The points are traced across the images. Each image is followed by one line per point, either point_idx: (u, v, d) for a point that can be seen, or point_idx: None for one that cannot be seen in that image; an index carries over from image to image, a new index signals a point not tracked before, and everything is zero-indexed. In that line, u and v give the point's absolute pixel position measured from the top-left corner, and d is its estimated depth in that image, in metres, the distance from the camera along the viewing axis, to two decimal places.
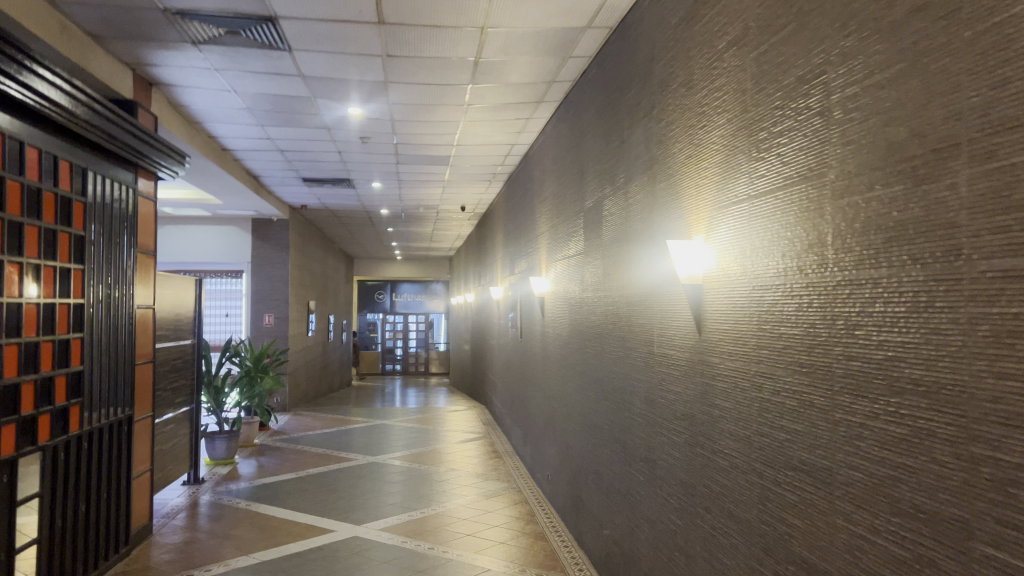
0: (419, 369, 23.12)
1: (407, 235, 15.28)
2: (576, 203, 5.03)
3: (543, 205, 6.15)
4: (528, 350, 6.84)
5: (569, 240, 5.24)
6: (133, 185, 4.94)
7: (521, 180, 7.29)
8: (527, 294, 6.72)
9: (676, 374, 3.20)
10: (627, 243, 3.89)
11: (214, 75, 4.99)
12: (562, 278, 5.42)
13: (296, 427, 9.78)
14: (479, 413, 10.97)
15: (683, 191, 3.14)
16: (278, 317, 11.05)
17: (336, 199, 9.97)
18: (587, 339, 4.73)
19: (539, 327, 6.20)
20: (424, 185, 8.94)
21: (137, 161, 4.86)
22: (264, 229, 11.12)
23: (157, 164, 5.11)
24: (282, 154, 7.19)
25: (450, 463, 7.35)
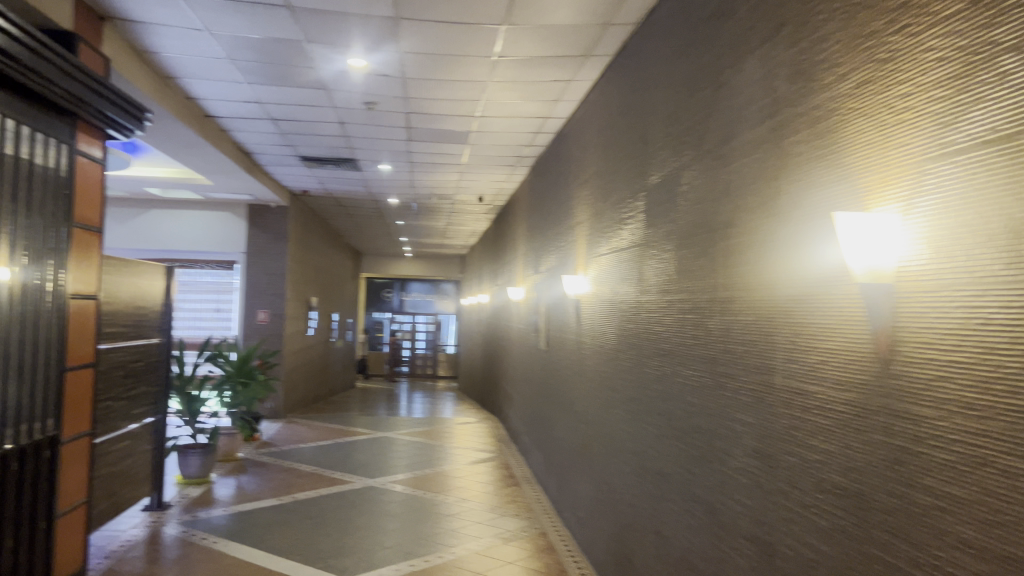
0: (426, 370, 22.61)
1: (418, 230, 14.70)
2: (622, 188, 4.38)
3: (581, 194, 5.49)
4: (556, 357, 6.18)
5: (612, 230, 4.60)
6: (69, 145, 3.99)
7: (554, 161, 6.62)
8: (557, 294, 6.07)
9: (749, 400, 2.58)
10: (685, 236, 3.27)
11: (179, 5, 4.07)
12: (604, 277, 4.78)
13: (286, 438, 9.17)
14: (490, 426, 10.37)
15: (764, 173, 2.52)
16: (273, 314, 10.52)
17: (340, 184, 9.33)
18: (628, 345, 4.11)
19: (571, 331, 5.57)
20: (437, 169, 8.28)
21: (77, 113, 3.97)
22: (261, 216, 10.58)
23: (107, 118, 4.27)
24: (275, 124, 6.57)
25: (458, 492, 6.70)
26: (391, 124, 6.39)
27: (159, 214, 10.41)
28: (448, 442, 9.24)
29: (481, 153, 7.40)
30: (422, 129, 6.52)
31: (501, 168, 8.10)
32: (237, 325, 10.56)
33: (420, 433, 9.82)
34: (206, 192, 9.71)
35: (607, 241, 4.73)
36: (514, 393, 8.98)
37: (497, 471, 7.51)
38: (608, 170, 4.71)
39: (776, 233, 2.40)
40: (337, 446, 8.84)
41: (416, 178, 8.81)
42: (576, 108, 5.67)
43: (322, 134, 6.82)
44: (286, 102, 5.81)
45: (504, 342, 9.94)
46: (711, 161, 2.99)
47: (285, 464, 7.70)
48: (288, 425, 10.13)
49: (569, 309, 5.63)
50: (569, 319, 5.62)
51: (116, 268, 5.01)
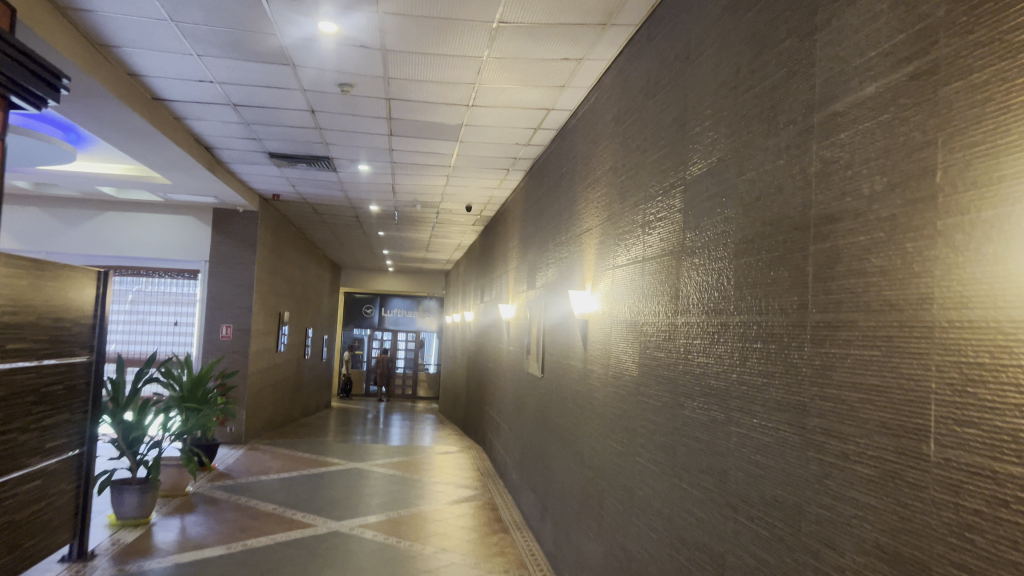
0: (405, 391, 21.67)
1: (400, 243, 13.88)
2: (647, 183, 3.58)
3: (590, 196, 4.67)
4: (555, 386, 5.34)
5: (631, 236, 3.78)
6: None
7: (555, 162, 5.84)
8: (557, 313, 5.25)
9: (870, 473, 1.77)
10: (750, 237, 2.45)
11: None
12: (618, 293, 3.96)
13: (245, 469, 8.23)
14: (474, 456, 9.48)
15: (901, 141, 1.72)
16: (238, 329, 9.63)
17: (313, 187, 8.48)
18: (655, 379, 3.29)
19: (576, 358, 4.73)
20: (423, 172, 7.46)
21: None
22: (228, 222, 9.72)
23: (9, 81, 3.41)
24: (236, 111, 5.73)
25: (438, 539, 5.82)
26: (370, 115, 5.58)
27: (115, 217, 9.56)
28: (426, 475, 8.33)
29: (473, 153, 6.59)
30: (404, 121, 5.70)
31: (495, 172, 7.31)
32: (197, 340, 9.66)
33: (397, 464, 8.91)
34: (165, 194, 8.84)
35: (624, 249, 3.90)
36: (503, 421, 8.11)
37: (482, 513, 6.62)
38: (628, 164, 3.90)
39: (939, 224, 1.59)
40: (303, 479, 7.91)
41: (398, 182, 7.99)
42: (585, 96, 4.88)
43: (292, 125, 6.00)
44: (247, 82, 4.98)
45: (491, 365, 9.09)
46: (795, 136, 2.20)
47: (241, 501, 6.76)
48: (250, 452, 9.18)
49: (573, 333, 4.80)
50: (573, 344, 4.80)
51: (28, 272, 4.15)
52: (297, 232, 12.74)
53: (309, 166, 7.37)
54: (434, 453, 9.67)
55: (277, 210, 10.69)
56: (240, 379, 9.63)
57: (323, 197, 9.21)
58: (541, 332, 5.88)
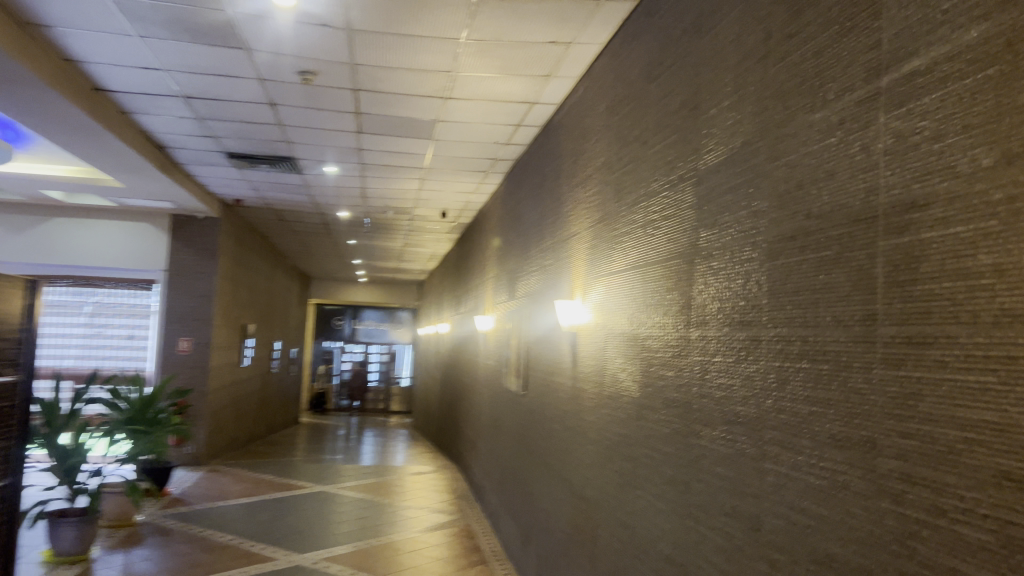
0: (378, 405, 21.08)
1: (371, 252, 13.38)
2: (647, 178, 3.16)
3: (578, 196, 4.24)
4: (538, 405, 4.89)
5: (629, 237, 3.35)
6: None
7: (537, 162, 5.42)
8: (542, 325, 4.80)
9: (982, 539, 1.34)
10: (789, 234, 2.02)
11: None
12: (613, 303, 3.53)
13: (203, 493, 7.65)
14: (449, 476, 8.99)
15: (1022, 99, 1.31)
16: (197, 343, 9.07)
17: (277, 191, 7.97)
18: (661, 401, 2.86)
19: (563, 375, 4.29)
20: (395, 174, 6.99)
21: None
22: (187, 229, 9.16)
23: None
24: (188, 104, 5.23)
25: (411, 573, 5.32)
26: (337, 109, 5.12)
27: (64, 224, 8.94)
28: (399, 498, 7.82)
29: (448, 152, 6.13)
30: (373, 117, 5.24)
31: (472, 174, 6.87)
32: (153, 355, 9.09)
33: (367, 485, 8.38)
34: (117, 199, 8.26)
35: (619, 253, 3.48)
36: (480, 440, 7.63)
37: (458, 541, 6.14)
38: (623, 158, 3.48)
39: None
40: (265, 504, 7.35)
41: (368, 185, 7.51)
42: (572, 87, 4.46)
43: (251, 120, 5.51)
44: (198, 69, 4.49)
45: (467, 380, 8.61)
46: (854, 106, 1.78)
47: (195, 530, 6.19)
48: (209, 474, 8.60)
49: (560, 347, 4.35)
50: (560, 360, 4.36)
51: None
52: (263, 240, 12.19)
53: (271, 167, 6.87)
54: (406, 473, 9.15)
55: (241, 217, 10.15)
56: (199, 397, 9.05)
57: (288, 203, 8.70)
58: (522, 346, 5.43)
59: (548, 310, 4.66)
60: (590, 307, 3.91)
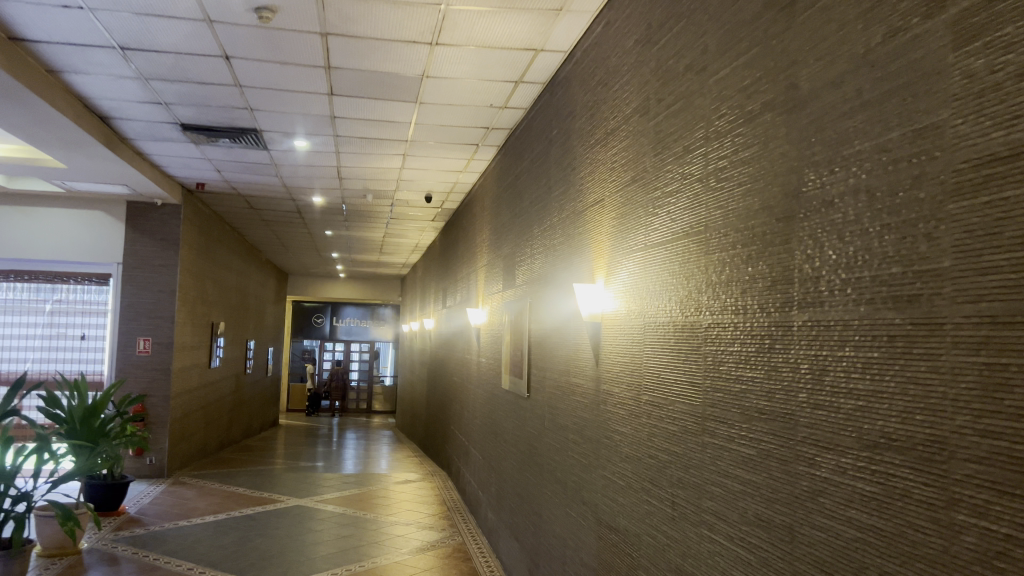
0: (360, 406, 20.22)
1: (350, 243, 12.54)
2: (707, 115, 2.39)
3: (598, 156, 3.47)
4: (549, 411, 4.13)
5: (675, 198, 2.60)
6: None
7: (541, 125, 4.65)
8: (552, 316, 4.03)
9: None
10: (999, 153, 1.29)
11: None
12: (652, 284, 2.77)
13: (162, 511, 6.81)
14: (438, 485, 8.22)
15: None
16: (157, 342, 8.21)
17: (241, 172, 7.14)
18: (739, 412, 2.10)
19: (582, 375, 3.52)
20: (374, 148, 6.18)
21: None
22: (145, 217, 8.30)
23: None
24: (126, 59, 4.39)
25: None
26: (303, 63, 4.32)
27: (8, 213, 8.10)
28: (382, 512, 7.02)
29: (434, 119, 5.33)
30: (347, 73, 4.44)
31: (461, 147, 6.07)
32: (109, 357, 8.23)
33: (347, 498, 7.57)
34: (63, 183, 7.39)
35: (658, 220, 2.73)
36: (474, 446, 6.85)
37: (451, 565, 5.36)
38: (665, 96, 2.72)
39: None
40: (232, 522, 6.53)
41: (343, 163, 6.69)
42: (588, 26, 3.69)
43: (204, 79, 4.69)
44: (128, 7, 3.67)
45: (457, 380, 7.83)
46: None
47: (148, 558, 5.36)
48: (171, 488, 7.75)
49: (578, 341, 3.58)
50: (578, 358, 3.59)
51: None
52: (232, 231, 11.32)
53: (233, 142, 6.03)
54: (391, 483, 8.35)
55: (205, 204, 9.29)
56: (160, 402, 8.20)
57: (255, 186, 7.87)
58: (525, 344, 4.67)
59: (560, 298, 3.89)
60: (618, 292, 3.16)
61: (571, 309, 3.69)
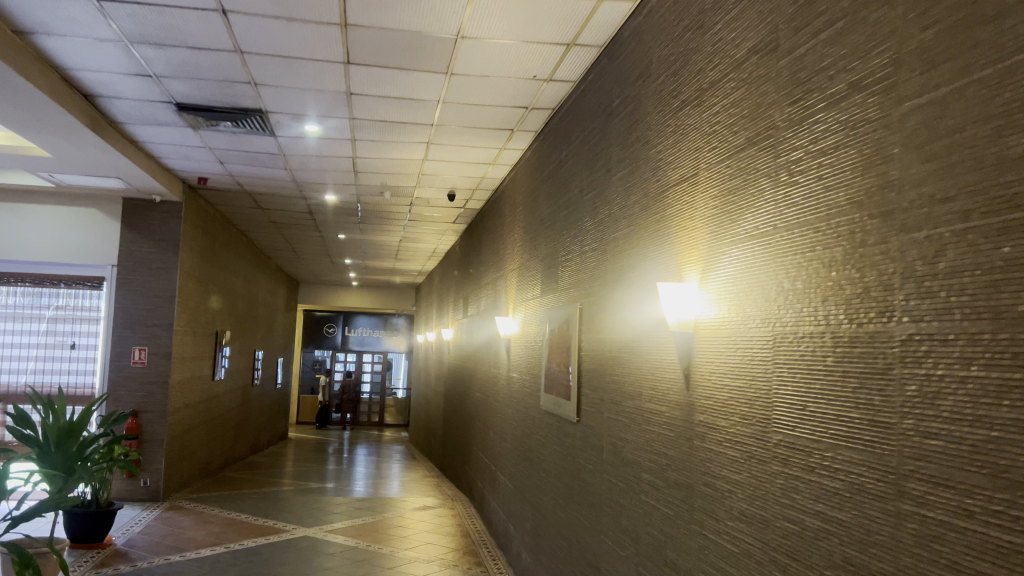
0: (371, 419, 19.48)
1: (364, 249, 11.85)
2: (896, 29, 1.65)
3: (688, 120, 2.73)
4: (612, 442, 3.38)
5: (832, 156, 1.86)
6: None
7: (595, 98, 3.92)
8: (618, 324, 3.29)
9: None
10: None
11: None
12: (787, 279, 2.03)
13: (153, 542, 6.09)
14: (458, 513, 7.45)
15: None
16: (154, 353, 7.53)
17: (246, 164, 6.45)
18: (987, 473, 1.35)
19: (668, 398, 2.76)
20: (394, 134, 5.47)
21: None
22: (143, 215, 7.63)
23: None
24: (106, 16, 3.69)
25: None
26: (313, 19, 3.60)
27: None
28: (398, 545, 6.26)
29: (464, 95, 4.60)
30: (369, 33, 3.71)
31: (494, 132, 5.33)
32: (101, 369, 7.54)
33: (359, 527, 6.81)
34: (52, 175, 6.71)
35: (801, 190, 1.99)
36: (503, 472, 6.10)
37: None
38: (810, 20, 1.99)
39: None
40: (230, 555, 5.80)
41: (360, 153, 5.99)
42: None
43: (199, 43, 3.98)
44: None
45: (483, 397, 7.09)
46: None
47: None
48: (166, 514, 7.04)
49: (659, 355, 2.82)
50: (661, 377, 2.82)
51: None
52: (239, 234, 10.65)
53: (234, 125, 5.33)
54: (407, 509, 7.58)
55: (210, 203, 8.62)
56: (157, 418, 7.50)
57: (262, 181, 7.18)
58: (575, 362, 3.96)
59: (632, 301, 3.14)
60: (724, 291, 2.40)
61: (649, 313, 2.94)
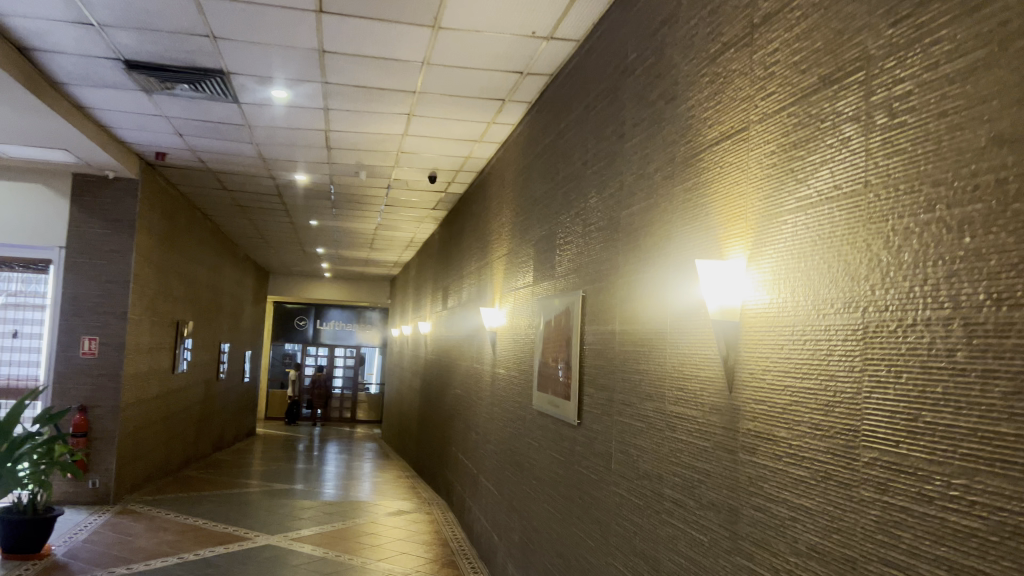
0: (343, 415, 18.88)
1: (337, 237, 11.28)
2: None
3: (732, 65, 2.27)
4: (625, 451, 2.91)
5: (963, 84, 1.40)
6: None
7: (603, 57, 3.46)
8: (637, 311, 2.82)
9: None
10: None
11: None
12: (887, 248, 1.57)
13: (99, 551, 5.52)
14: (435, 518, 6.96)
15: None
16: (106, 343, 6.93)
17: (207, 136, 5.89)
18: None
19: (705, 399, 2.29)
20: (371, 102, 4.95)
21: None
22: (95, 193, 7.02)
23: None
24: None
25: None
26: None
27: None
28: (370, 555, 5.74)
29: (452, 56, 4.10)
30: None
31: (483, 102, 4.84)
32: (46, 360, 6.92)
33: (328, 535, 6.27)
34: None
35: (909, 134, 1.53)
36: (486, 477, 5.60)
37: None
38: None
39: None
40: (183, 567, 5.25)
41: (334, 126, 5.46)
42: None
43: None
44: None
45: (464, 395, 6.60)
46: None
47: None
48: (115, 519, 6.45)
49: (694, 347, 2.35)
50: (695, 372, 2.35)
51: None
52: (204, 219, 10.05)
53: (192, 89, 4.78)
54: (381, 514, 7.07)
55: (170, 182, 8.03)
56: (108, 414, 6.90)
57: (226, 158, 6.61)
58: (577, 356, 3.50)
59: (656, 285, 2.67)
60: (783, 268, 1.94)
61: (679, 297, 2.47)
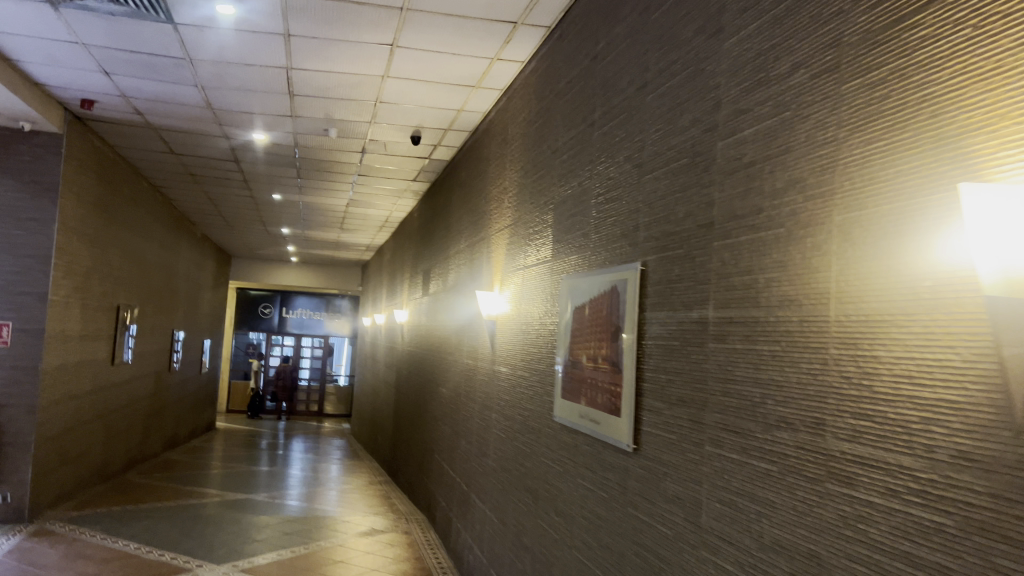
0: (309, 410, 17.73)
1: (303, 215, 10.17)
2: None
3: None
4: (733, 505, 1.90)
5: None
6: None
7: None
8: (765, 288, 1.82)
9: None
10: None
11: None
12: None
13: None
14: (415, 540, 5.92)
15: None
16: (20, 330, 5.76)
17: (140, 75, 4.76)
18: None
19: (948, 437, 1.29)
20: (344, 27, 3.88)
21: None
22: (9, 148, 5.82)
23: None
24: None
25: None
26: None
27: None
28: None
29: None
30: None
31: (488, 26, 3.79)
32: None
33: (288, 563, 5.19)
34: None
35: None
36: (482, 498, 4.57)
37: None
38: None
39: None
40: None
41: (295, 61, 4.38)
42: None
43: None
44: None
45: (452, 395, 5.57)
46: None
47: None
48: (27, 544, 5.31)
49: (918, 344, 1.36)
50: (922, 389, 1.35)
51: None
52: (152, 190, 8.86)
53: None
54: (350, 534, 6.02)
55: (106, 142, 6.85)
56: (22, 416, 5.74)
57: (166, 107, 5.47)
58: (632, 356, 2.50)
59: (813, 242, 1.67)
60: None
61: (874, 257, 1.47)
